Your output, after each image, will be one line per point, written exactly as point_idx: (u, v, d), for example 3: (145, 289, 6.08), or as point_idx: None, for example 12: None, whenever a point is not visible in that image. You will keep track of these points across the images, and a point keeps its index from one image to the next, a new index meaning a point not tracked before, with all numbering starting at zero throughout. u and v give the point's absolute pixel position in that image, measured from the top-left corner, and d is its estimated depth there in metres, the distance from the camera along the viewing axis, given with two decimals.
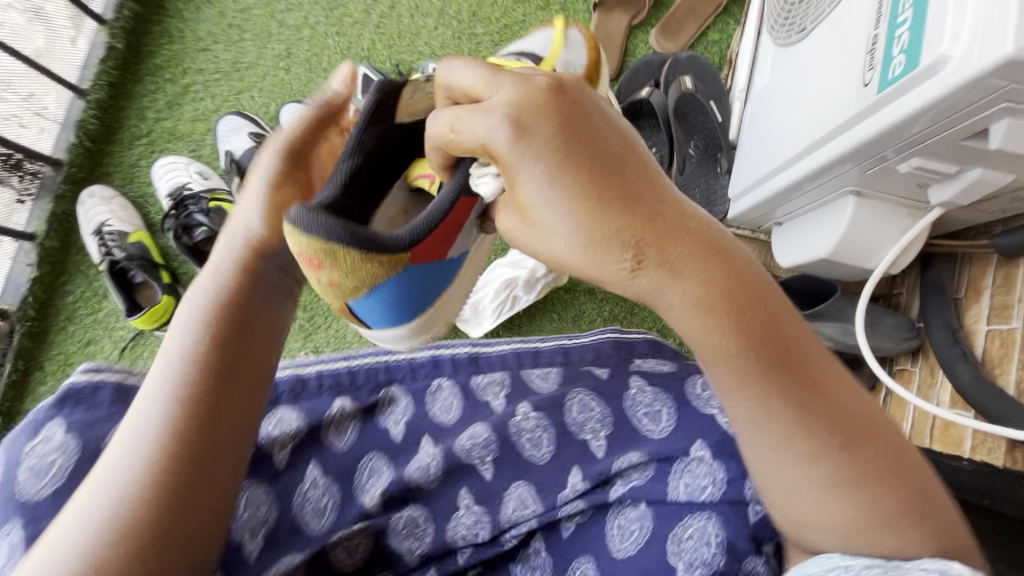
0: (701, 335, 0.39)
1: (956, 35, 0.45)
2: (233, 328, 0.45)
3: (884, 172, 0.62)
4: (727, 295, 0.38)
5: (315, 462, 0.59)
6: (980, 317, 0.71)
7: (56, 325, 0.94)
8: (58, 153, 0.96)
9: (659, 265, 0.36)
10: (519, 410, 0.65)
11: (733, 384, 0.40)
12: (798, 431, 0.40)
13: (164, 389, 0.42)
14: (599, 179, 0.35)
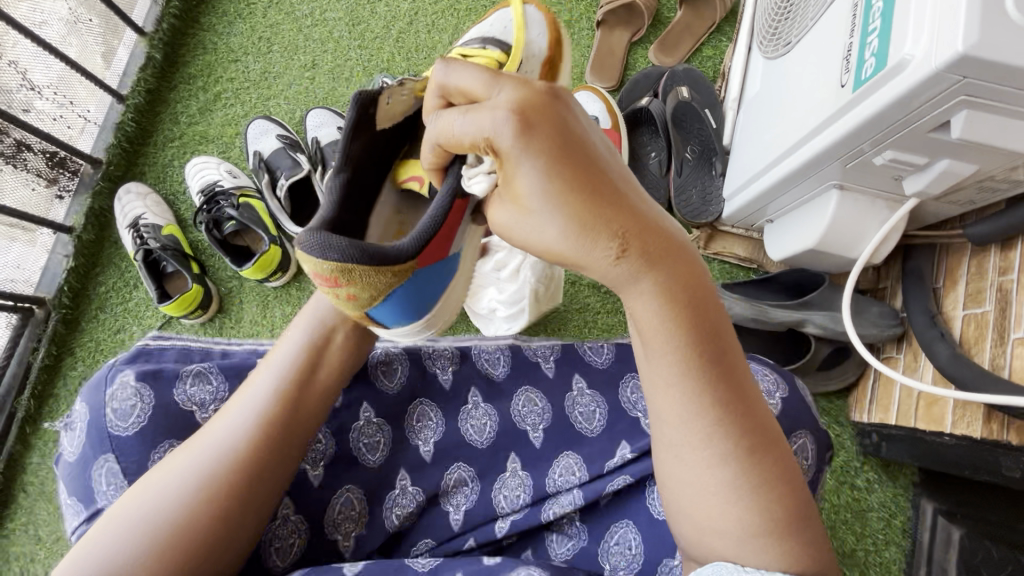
0: (650, 324, 0.44)
1: (916, 38, 0.53)
2: (299, 381, 0.52)
3: (863, 166, 0.68)
4: (688, 299, 0.44)
5: (369, 402, 0.61)
6: (958, 303, 0.77)
7: (88, 313, 0.99)
8: (97, 152, 1.03)
9: (630, 267, 0.41)
10: (575, 385, 0.65)
11: (679, 374, 0.44)
12: (729, 419, 0.43)
13: (236, 425, 0.49)
14: (589, 183, 0.39)
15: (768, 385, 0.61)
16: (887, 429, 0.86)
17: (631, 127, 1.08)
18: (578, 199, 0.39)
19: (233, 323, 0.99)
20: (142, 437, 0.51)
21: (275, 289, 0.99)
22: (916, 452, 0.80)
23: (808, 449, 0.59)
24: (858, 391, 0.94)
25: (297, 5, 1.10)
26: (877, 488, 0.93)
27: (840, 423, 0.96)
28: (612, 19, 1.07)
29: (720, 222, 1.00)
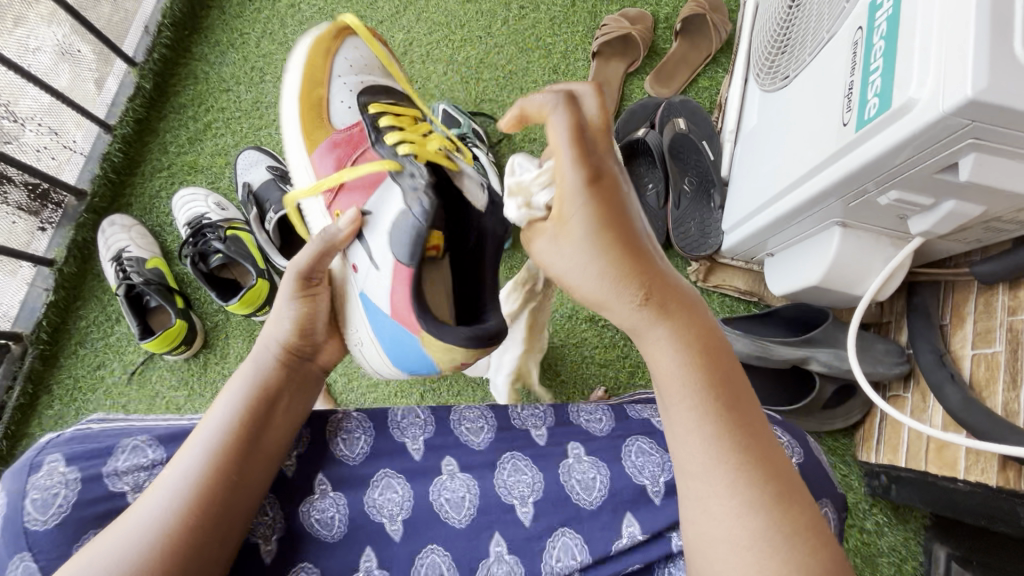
0: (666, 368, 0.46)
1: (921, 80, 0.51)
2: (265, 407, 0.54)
3: (866, 205, 0.67)
4: (704, 346, 0.46)
5: (323, 473, 0.60)
6: (966, 342, 0.75)
7: (67, 349, 0.96)
8: (82, 184, 1.00)
9: (650, 314, 0.45)
10: (570, 452, 0.62)
11: (698, 418, 0.44)
12: (749, 463, 0.43)
13: (203, 445, 0.51)
14: (630, 238, 0.42)
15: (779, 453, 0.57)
16: (896, 471, 0.83)
17: (628, 158, 1.07)
18: (618, 240, 0.42)
19: (218, 360, 0.96)
20: (63, 529, 0.51)
21: (262, 323, 0.96)
22: (928, 498, 0.77)
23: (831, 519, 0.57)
24: (864, 430, 0.91)
25: (290, 34, 1.09)
26: (887, 532, 0.90)
27: (846, 463, 0.93)
28: (608, 49, 1.06)
29: (720, 254, 0.98)
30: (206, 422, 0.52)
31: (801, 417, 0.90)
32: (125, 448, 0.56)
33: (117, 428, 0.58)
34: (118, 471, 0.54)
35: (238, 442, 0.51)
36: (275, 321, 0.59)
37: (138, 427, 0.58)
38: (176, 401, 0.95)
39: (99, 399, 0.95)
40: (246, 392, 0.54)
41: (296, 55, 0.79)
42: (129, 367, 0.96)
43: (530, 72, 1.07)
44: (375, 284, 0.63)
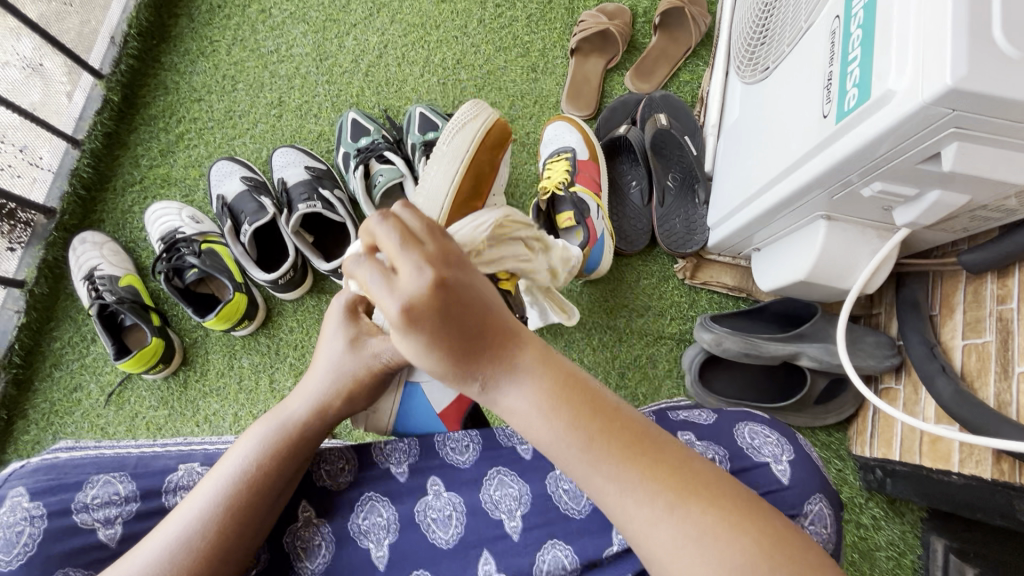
0: (523, 416, 0.39)
1: (899, 71, 0.50)
2: (289, 463, 0.49)
3: (850, 197, 0.65)
4: (565, 384, 0.39)
5: (308, 499, 0.56)
6: (957, 332, 0.74)
7: (42, 371, 0.94)
8: (51, 202, 0.97)
9: (485, 368, 0.39)
10: (557, 462, 0.57)
11: (590, 463, 0.38)
12: (648, 481, 0.38)
13: (208, 498, 0.46)
14: (456, 334, 0.37)
15: (772, 451, 0.56)
16: (891, 465, 0.82)
17: (610, 155, 1.06)
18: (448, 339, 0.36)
19: (198, 377, 0.94)
20: (30, 567, 0.46)
21: (242, 338, 0.94)
22: (924, 492, 0.76)
23: (826, 517, 0.53)
24: (858, 424, 0.90)
25: (262, 41, 1.07)
26: (885, 526, 0.88)
27: (841, 457, 0.92)
28: (586, 46, 1.04)
29: (706, 250, 0.97)
30: (221, 468, 0.48)
31: (793, 413, 0.88)
32: (96, 483, 0.50)
33: (90, 457, 0.52)
34: (89, 506, 0.49)
35: (256, 491, 0.47)
36: (331, 375, 0.50)
37: (111, 458, 0.52)
38: (157, 422, 0.92)
39: (77, 421, 0.92)
40: (270, 445, 0.49)
41: (455, 144, 0.77)
42: (107, 388, 0.93)
43: (508, 72, 1.05)
44: (440, 389, 0.61)
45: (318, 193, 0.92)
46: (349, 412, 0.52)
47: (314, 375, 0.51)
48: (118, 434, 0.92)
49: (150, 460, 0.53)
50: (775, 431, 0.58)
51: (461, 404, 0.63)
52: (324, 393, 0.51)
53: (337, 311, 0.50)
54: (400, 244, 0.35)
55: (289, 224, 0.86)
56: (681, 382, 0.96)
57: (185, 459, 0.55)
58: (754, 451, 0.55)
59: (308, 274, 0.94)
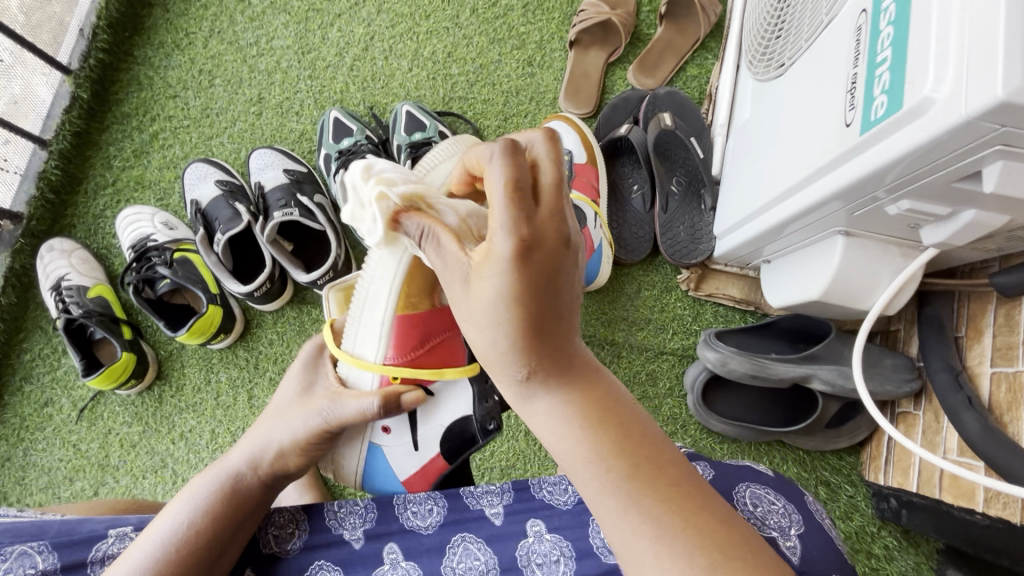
0: (551, 422, 0.42)
1: (940, 77, 0.43)
2: (230, 517, 0.51)
3: (873, 214, 0.59)
4: (600, 401, 0.43)
5: (252, 570, 0.55)
6: (984, 358, 0.67)
7: (12, 385, 0.90)
8: (19, 207, 0.93)
9: (535, 370, 0.41)
10: (530, 530, 0.57)
11: (596, 479, 0.41)
12: (645, 509, 0.39)
13: (148, 552, 0.47)
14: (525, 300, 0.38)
15: (779, 523, 0.51)
16: (906, 496, 0.76)
17: (610, 156, 0.99)
18: (519, 302, 0.37)
19: (173, 393, 0.89)
20: None
21: (218, 351, 0.89)
22: (942, 528, 0.70)
23: None
24: (871, 448, 0.85)
25: (240, 32, 1.00)
26: (897, 556, 0.83)
27: (852, 483, 0.87)
28: (586, 38, 0.97)
29: (712, 260, 0.90)
30: (162, 523, 0.50)
31: (801, 437, 0.83)
32: (10, 555, 0.49)
33: (10, 523, 0.52)
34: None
35: (192, 551, 0.48)
36: (277, 430, 0.56)
37: (29, 528, 0.52)
38: (130, 439, 0.88)
39: (48, 437, 0.89)
40: (212, 500, 0.51)
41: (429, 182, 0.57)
42: (78, 403, 0.89)
43: (503, 66, 0.98)
44: (399, 457, 0.63)
45: (296, 201, 0.86)
46: (288, 468, 0.56)
47: (265, 427, 0.57)
48: (90, 451, 0.88)
49: (74, 526, 0.53)
50: (779, 494, 0.54)
51: (424, 475, 0.65)
52: (275, 443, 0.55)
53: (303, 362, 0.60)
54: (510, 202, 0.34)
55: (264, 234, 0.80)
56: (682, 400, 0.90)
57: (116, 524, 0.55)
58: (761, 523, 0.51)
59: (288, 284, 0.88)
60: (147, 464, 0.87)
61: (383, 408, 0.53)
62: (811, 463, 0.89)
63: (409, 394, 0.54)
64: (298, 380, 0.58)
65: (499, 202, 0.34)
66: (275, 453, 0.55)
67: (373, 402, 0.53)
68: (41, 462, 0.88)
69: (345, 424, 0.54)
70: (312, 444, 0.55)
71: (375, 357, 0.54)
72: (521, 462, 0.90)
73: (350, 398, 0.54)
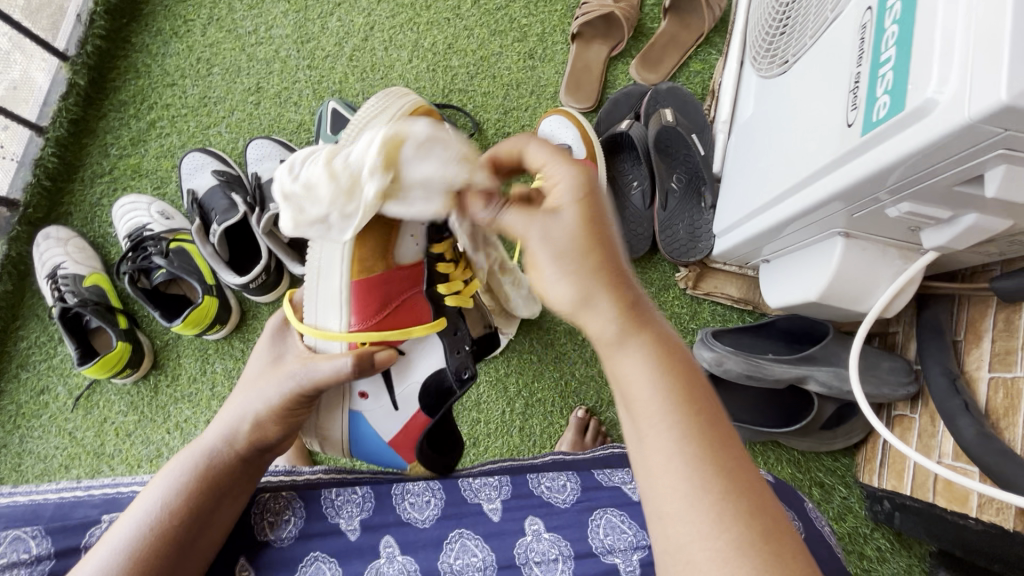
0: (631, 365, 0.40)
1: (943, 78, 0.42)
2: (209, 495, 0.51)
3: (872, 216, 0.59)
4: (683, 362, 0.41)
5: (247, 557, 0.55)
6: (982, 363, 0.67)
7: (8, 372, 0.91)
8: (15, 193, 0.93)
9: (621, 309, 0.41)
10: (529, 528, 0.57)
11: (659, 428, 0.38)
12: (710, 472, 0.37)
13: (127, 534, 0.47)
14: (606, 236, 0.42)
15: None
16: (900, 499, 0.76)
17: (609, 153, 0.98)
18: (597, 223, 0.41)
19: (169, 382, 0.89)
20: None
21: (214, 342, 0.89)
22: (935, 533, 0.70)
23: None
24: (866, 450, 0.84)
25: (239, 20, 0.99)
26: (889, 558, 0.83)
27: (846, 484, 0.86)
28: (588, 31, 0.96)
29: (711, 259, 0.90)
30: (141, 505, 0.50)
31: (796, 438, 0.82)
32: (3, 541, 0.50)
33: (3, 508, 0.52)
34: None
35: (170, 531, 0.48)
36: (251, 403, 0.56)
37: (24, 510, 0.52)
38: (126, 428, 0.89)
39: (44, 425, 0.89)
40: (190, 480, 0.51)
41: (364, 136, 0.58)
42: (74, 392, 0.90)
43: (503, 59, 0.97)
44: (381, 418, 0.67)
45: None
46: (266, 442, 0.56)
47: (238, 401, 0.57)
48: (85, 440, 0.88)
49: (69, 511, 0.54)
50: None
51: (409, 434, 0.67)
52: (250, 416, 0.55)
53: (271, 334, 0.62)
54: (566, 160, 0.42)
55: (262, 225, 0.79)
56: None
57: (110, 509, 0.55)
58: None
59: (284, 276, 0.89)
60: (142, 453, 0.88)
61: (353, 370, 0.55)
62: (806, 464, 0.88)
63: (370, 351, 0.57)
64: (267, 354, 0.60)
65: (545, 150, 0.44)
66: (253, 426, 0.55)
67: (342, 362, 0.54)
68: (37, 449, 0.89)
69: (319, 389, 0.56)
70: (288, 412, 0.56)
71: (338, 326, 0.60)
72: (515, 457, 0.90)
73: (323, 361, 0.55)
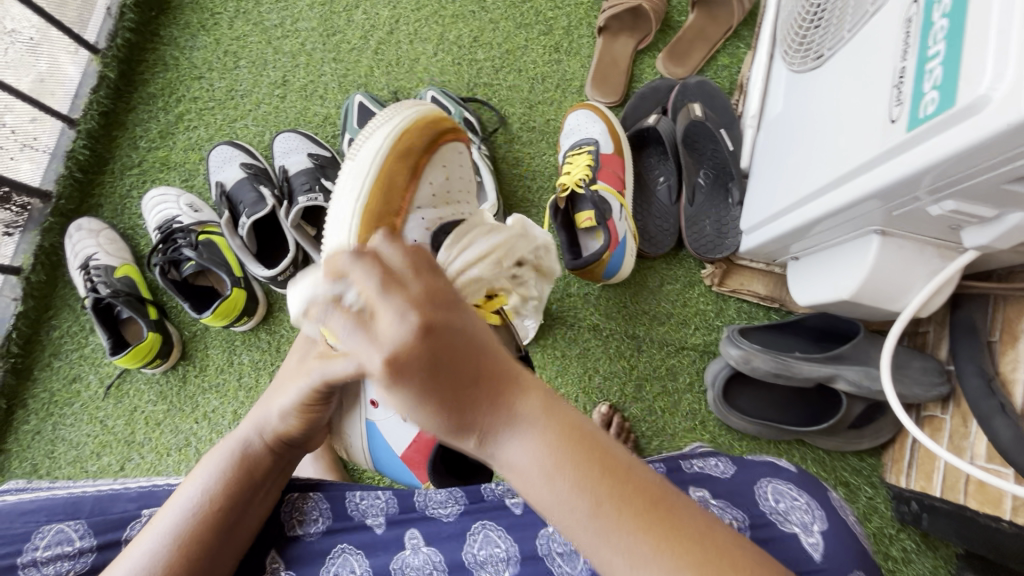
0: (520, 474, 0.34)
1: (998, 75, 0.41)
2: (245, 487, 0.52)
3: (913, 214, 0.58)
4: (570, 432, 0.34)
5: (276, 550, 0.56)
6: (1019, 364, 0.65)
7: (41, 361, 0.93)
8: (47, 185, 0.94)
9: (479, 430, 0.34)
10: (552, 520, 0.56)
11: (599, 536, 0.33)
12: (653, 556, 0.32)
13: (167, 524, 0.49)
14: (441, 363, 0.32)
15: (801, 518, 0.53)
16: (929, 501, 0.75)
17: (636, 147, 0.98)
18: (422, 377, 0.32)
19: (197, 372, 0.91)
20: None
21: (241, 334, 0.90)
22: (966, 535, 0.69)
23: None
24: (894, 451, 0.83)
25: (266, 14, 0.99)
26: (915, 559, 0.82)
27: (872, 484, 0.86)
28: (615, 24, 0.95)
29: (737, 256, 0.89)
30: (181, 492, 0.51)
31: (822, 437, 0.82)
32: (48, 533, 0.51)
33: (44, 501, 0.53)
34: (38, 561, 0.51)
35: (210, 519, 0.49)
36: (273, 401, 0.53)
37: (66, 505, 0.53)
38: (155, 417, 0.90)
39: (76, 413, 0.91)
40: (225, 470, 0.52)
41: (361, 156, 0.57)
42: (106, 380, 0.91)
43: (529, 52, 0.97)
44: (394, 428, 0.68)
45: (320, 184, 0.88)
46: (290, 436, 0.53)
47: (262, 403, 0.54)
48: (116, 428, 0.90)
49: (108, 506, 0.54)
50: (802, 492, 0.55)
51: (419, 449, 0.67)
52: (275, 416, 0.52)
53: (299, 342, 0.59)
54: (384, 279, 0.33)
55: (290, 218, 0.80)
56: (702, 396, 0.89)
57: (147, 505, 0.56)
58: (782, 518, 0.53)
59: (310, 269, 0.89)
60: (172, 442, 0.89)
61: None
62: (831, 463, 0.88)
63: None
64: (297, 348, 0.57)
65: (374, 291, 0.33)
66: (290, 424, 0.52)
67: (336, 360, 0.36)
68: (69, 436, 0.90)
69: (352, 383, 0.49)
70: (313, 410, 0.51)
71: None
72: None
73: (335, 361, 0.42)
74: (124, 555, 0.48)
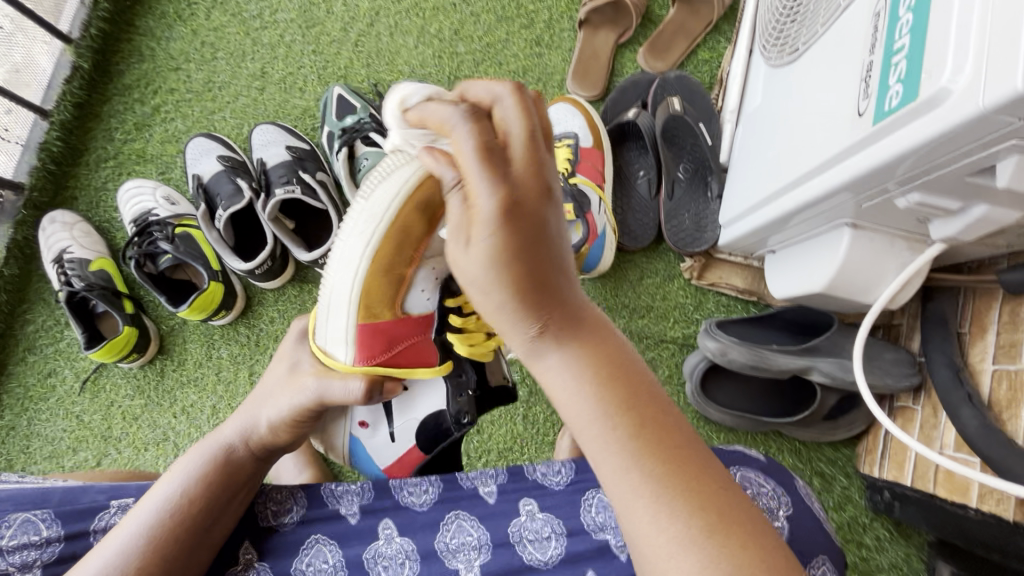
0: (555, 381, 0.38)
1: (957, 67, 0.42)
2: (227, 487, 0.52)
3: (881, 207, 0.58)
4: (613, 360, 0.38)
5: (251, 540, 0.56)
6: (987, 354, 0.66)
7: (15, 356, 0.91)
8: (20, 177, 0.93)
9: (536, 330, 0.37)
10: (524, 508, 0.58)
11: (616, 449, 0.36)
12: (659, 480, 0.35)
13: (143, 520, 0.48)
14: (523, 244, 0.35)
15: (768, 503, 0.54)
16: (901, 489, 0.76)
17: (617, 141, 0.98)
18: (516, 241, 0.34)
19: (175, 367, 0.90)
20: None
21: (220, 328, 0.90)
22: (935, 523, 0.71)
23: None
24: (867, 442, 0.85)
25: (244, 4, 0.98)
26: (887, 547, 0.84)
27: (846, 474, 0.87)
28: (596, 17, 0.95)
29: (716, 249, 0.90)
30: (159, 489, 0.51)
31: (797, 428, 0.83)
32: (13, 522, 0.51)
33: (13, 492, 0.53)
34: (3, 550, 0.50)
35: (187, 517, 0.49)
36: (263, 407, 0.56)
37: (33, 495, 0.53)
38: (132, 412, 0.89)
39: (51, 408, 0.90)
40: (205, 470, 0.52)
41: (377, 198, 0.52)
42: (81, 375, 0.90)
43: (510, 45, 0.96)
44: (380, 448, 0.70)
45: (298, 177, 0.86)
46: (276, 444, 0.56)
47: (250, 406, 0.57)
48: (93, 423, 0.89)
49: (77, 496, 0.54)
50: (768, 477, 0.56)
51: (403, 467, 0.70)
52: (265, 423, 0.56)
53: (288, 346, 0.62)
54: (526, 133, 0.34)
55: (266, 211, 0.80)
56: (681, 389, 0.90)
57: (117, 495, 0.56)
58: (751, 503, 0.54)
59: (288, 263, 0.88)
60: (149, 437, 0.88)
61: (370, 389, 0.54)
62: (806, 454, 0.89)
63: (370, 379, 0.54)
64: (287, 356, 0.60)
65: (471, 152, 0.33)
66: (278, 433, 0.55)
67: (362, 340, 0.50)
68: (44, 431, 0.89)
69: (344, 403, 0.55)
70: (303, 423, 0.56)
71: (345, 359, 0.56)
72: (518, 444, 0.91)
73: (336, 379, 0.54)
74: (97, 549, 0.48)
